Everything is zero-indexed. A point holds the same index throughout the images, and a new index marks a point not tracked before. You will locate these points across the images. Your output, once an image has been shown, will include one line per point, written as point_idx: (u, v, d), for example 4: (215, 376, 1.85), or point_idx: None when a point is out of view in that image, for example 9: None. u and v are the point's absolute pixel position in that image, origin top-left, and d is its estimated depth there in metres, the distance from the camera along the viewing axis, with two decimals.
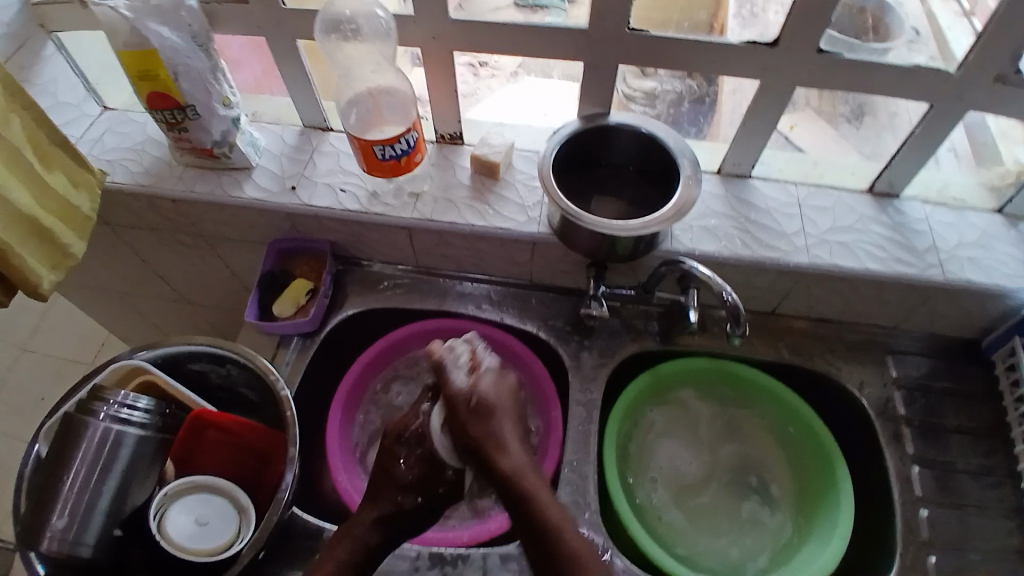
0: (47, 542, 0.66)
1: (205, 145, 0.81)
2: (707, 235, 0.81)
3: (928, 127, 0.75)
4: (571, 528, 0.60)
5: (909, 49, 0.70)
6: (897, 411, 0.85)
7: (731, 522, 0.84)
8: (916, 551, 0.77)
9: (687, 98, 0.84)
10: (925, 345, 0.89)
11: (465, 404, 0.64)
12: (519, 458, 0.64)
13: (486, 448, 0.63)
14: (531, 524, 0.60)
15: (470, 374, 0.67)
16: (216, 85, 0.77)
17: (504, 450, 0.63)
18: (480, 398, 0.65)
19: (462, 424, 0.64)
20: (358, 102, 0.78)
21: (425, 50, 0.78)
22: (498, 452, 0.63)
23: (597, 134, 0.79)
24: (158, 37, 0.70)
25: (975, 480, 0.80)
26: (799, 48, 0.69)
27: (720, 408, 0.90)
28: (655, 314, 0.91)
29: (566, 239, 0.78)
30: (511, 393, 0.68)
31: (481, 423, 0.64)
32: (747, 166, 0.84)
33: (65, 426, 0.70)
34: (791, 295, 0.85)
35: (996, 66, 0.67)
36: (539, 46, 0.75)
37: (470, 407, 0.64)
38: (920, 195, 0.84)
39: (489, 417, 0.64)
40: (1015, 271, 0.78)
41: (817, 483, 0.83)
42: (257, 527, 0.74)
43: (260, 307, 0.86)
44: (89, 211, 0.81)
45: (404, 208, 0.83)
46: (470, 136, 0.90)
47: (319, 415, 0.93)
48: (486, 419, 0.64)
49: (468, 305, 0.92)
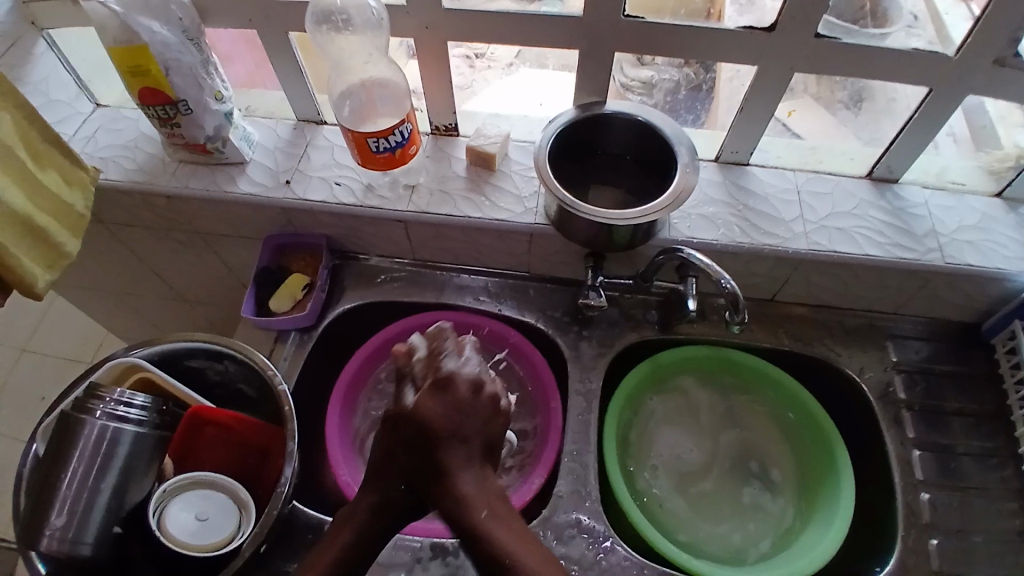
0: (47, 541, 0.65)
1: (198, 141, 0.80)
2: (705, 223, 0.80)
3: (927, 110, 0.75)
4: (529, 563, 0.50)
5: (906, 34, 0.70)
6: (897, 395, 0.85)
7: (733, 508, 0.84)
8: (918, 535, 0.77)
9: (684, 86, 0.84)
10: (924, 330, 0.89)
11: (404, 429, 0.56)
12: (467, 486, 0.54)
13: (430, 481, 0.54)
14: (485, 564, 0.51)
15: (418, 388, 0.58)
16: (208, 79, 0.76)
17: (449, 481, 0.54)
18: (419, 422, 0.55)
19: (401, 452, 0.56)
20: (350, 94, 0.77)
21: (418, 40, 0.77)
22: (446, 483, 0.54)
23: (593, 123, 0.78)
24: (148, 31, 0.68)
25: (977, 463, 0.81)
26: (797, 33, 0.69)
27: (721, 395, 0.90)
28: (654, 303, 0.91)
29: (563, 229, 0.77)
30: (461, 402, 0.57)
31: (421, 452, 0.55)
32: (745, 152, 0.84)
33: (61, 424, 0.69)
34: (790, 281, 0.85)
35: (996, 48, 0.67)
36: (534, 34, 0.74)
37: (415, 432, 0.56)
38: (918, 180, 0.84)
39: (431, 445, 0.55)
40: (1015, 254, 0.78)
41: (817, 468, 0.84)
42: (257, 521, 0.74)
43: (256, 302, 0.86)
44: (83, 209, 0.81)
45: (400, 201, 0.82)
46: (465, 127, 0.89)
47: (319, 410, 0.93)
48: (428, 446, 0.55)
49: (466, 297, 0.92)
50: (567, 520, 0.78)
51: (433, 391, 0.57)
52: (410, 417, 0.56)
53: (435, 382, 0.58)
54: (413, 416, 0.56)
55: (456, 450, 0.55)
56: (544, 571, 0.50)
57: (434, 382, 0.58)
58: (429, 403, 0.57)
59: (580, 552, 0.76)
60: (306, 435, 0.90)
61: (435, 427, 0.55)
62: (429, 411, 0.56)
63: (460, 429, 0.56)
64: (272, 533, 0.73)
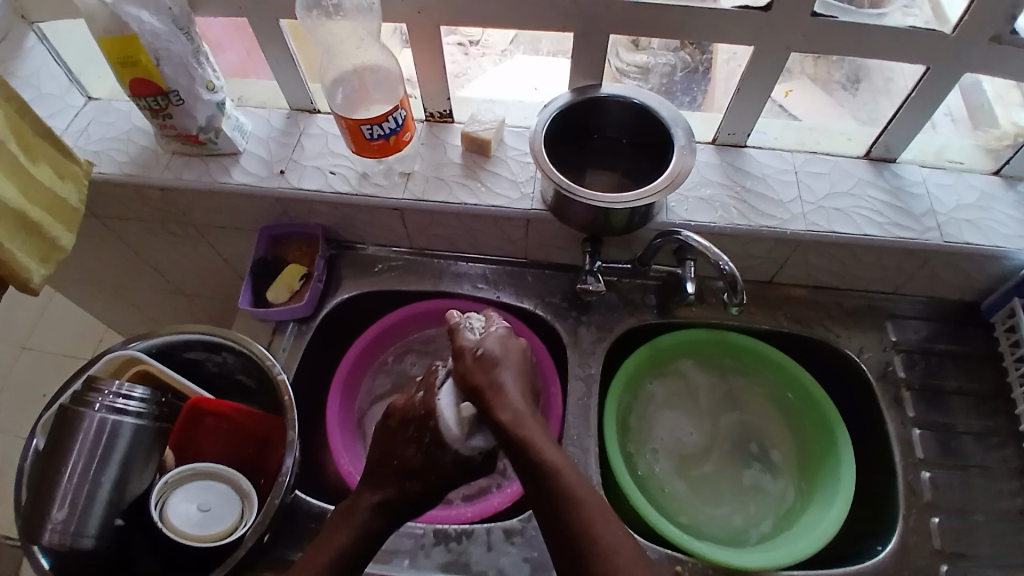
0: (49, 534, 0.65)
1: (191, 131, 0.80)
2: (702, 205, 0.80)
3: (924, 89, 0.74)
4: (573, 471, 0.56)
5: (903, 13, 0.69)
6: (897, 375, 0.85)
7: (734, 489, 0.85)
8: (919, 513, 0.78)
9: (680, 68, 0.84)
10: (923, 310, 0.89)
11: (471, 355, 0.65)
12: (518, 405, 0.61)
13: (487, 395, 0.62)
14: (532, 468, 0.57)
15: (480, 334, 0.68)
16: (198, 69, 0.75)
17: (504, 396, 0.61)
18: (486, 350, 0.65)
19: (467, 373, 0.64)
20: (344, 80, 0.77)
21: (410, 25, 0.76)
22: (500, 397, 0.61)
23: (589, 106, 0.78)
24: (138, 21, 0.68)
25: (977, 441, 0.81)
26: (794, 12, 0.68)
27: (720, 378, 0.90)
28: (652, 287, 0.91)
29: (561, 214, 0.77)
30: (519, 349, 0.67)
31: (485, 371, 0.64)
32: (742, 134, 0.83)
33: (60, 418, 0.69)
34: (789, 263, 0.85)
35: (994, 25, 0.66)
36: (527, 17, 0.74)
37: (478, 359, 0.64)
38: (917, 159, 0.84)
39: (493, 366, 0.64)
40: (1014, 232, 0.78)
41: (817, 448, 0.84)
42: (260, 511, 0.74)
43: (254, 293, 0.86)
44: (77, 203, 0.80)
45: (395, 189, 0.82)
46: (459, 113, 0.88)
47: (319, 400, 0.93)
48: (491, 369, 0.64)
49: (464, 285, 0.91)
50: None
51: (492, 336, 0.67)
52: (476, 346, 0.65)
53: (490, 335, 0.67)
54: (480, 346, 0.66)
55: (512, 378, 0.64)
56: (582, 485, 0.56)
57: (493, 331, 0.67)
58: (490, 344, 0.66)
59: None
60: (307, 425, 0.90)
61: (496, 358, 0.65)
62: (489, 349, 0.65)
63: (515, 364, 0.65)
64: (274, 522, 0.74)
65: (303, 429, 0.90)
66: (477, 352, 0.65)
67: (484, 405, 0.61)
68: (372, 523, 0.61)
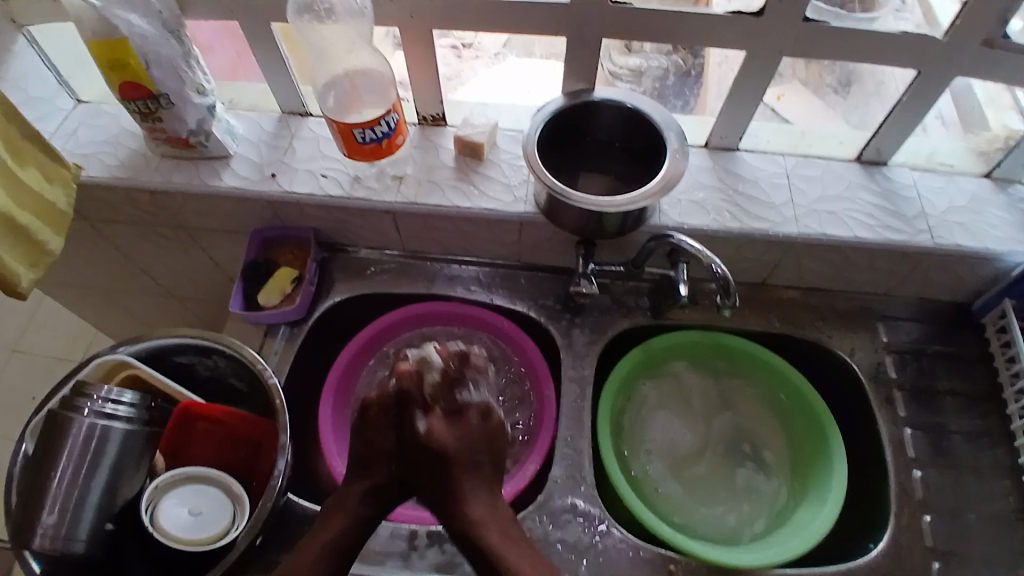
0: (39, 539, 0.65)
1: (181, 134, 0.79)
2: (695, 208, 0.80)
3: (915, 93, 0.74)
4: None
5: (894, 18, 0.70)
6: (888, 375, 0.86)
7: (727, 490, 0.85)
8: (911, 510, 0.78)
9: (673, 73, 0.84)
10: (915, 311, 0.89)
11: (421, 456, 0.62)
12: (478, 509, 0.61)
13: (446, 504, 0.61)
14: None
15: (430, 415, 0.64)
16: (188, 72, 0.74)
17: (463, 505, 0.60)
18: (435, 448, 0.62)
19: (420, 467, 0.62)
20: (335, 85, 0.76)
21: (402, 29, 0.75)
22: (459, 506, 0.61)
23: (581, 110, 0.77)
24: (126, 24, 0.67)
25: (968, 441, 0.82)
26: (786, 16, 0.68)
27: (714, 379, 0.91)
28: (646, 289, 0.91)
29: (553, 217, 0.77)
30: (474, 428, 0.64)
31: (438, 474, 0.62)
32: (733, 137, 0.83)
33: (49, 423, 0.69)
34: (782, 265, 0.85)
35: (984, 29, 0.66)
36: (519, 21, 0.73)
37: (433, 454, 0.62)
38: (908, 161, 0.84)
39: (446, 467, 0.62)
40: (1004, 234, 0.79)
41: (809, 448, 0.85)
42: (252, 514, 0.74)
43: (244, 298, 0.85)
44: (66, 206, 0.79)
45: (388, 192, 0.82)
46: (453, 117, 0.88)
47: (312, 404, 0.92)
48: (450, 468, 0.62)
49: (457, 288, 0.91)
50: (564, 504, 0.78)
51: (446, 417, 0.64)
52: (427, 444, 0.62)
53: (442, 415, 0.64)
54: (432, 440, 0.62)
55: (470, 476, 0.62)
56: None
57: (446, 410, 0.64)
58: (444, 431, 0.63)
59: (576, 535, 0.76)
60: (300, 428, 0.90)
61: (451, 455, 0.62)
62: (444, 442, 0.62)
63: (473, 458, 0.63)
64: (266, 524, 0.73)
65: (296, 431, 0.89)
66: (426, 454, 0.62)
67: (445, 515, 0.61)
68: (361, 513, 0.62)
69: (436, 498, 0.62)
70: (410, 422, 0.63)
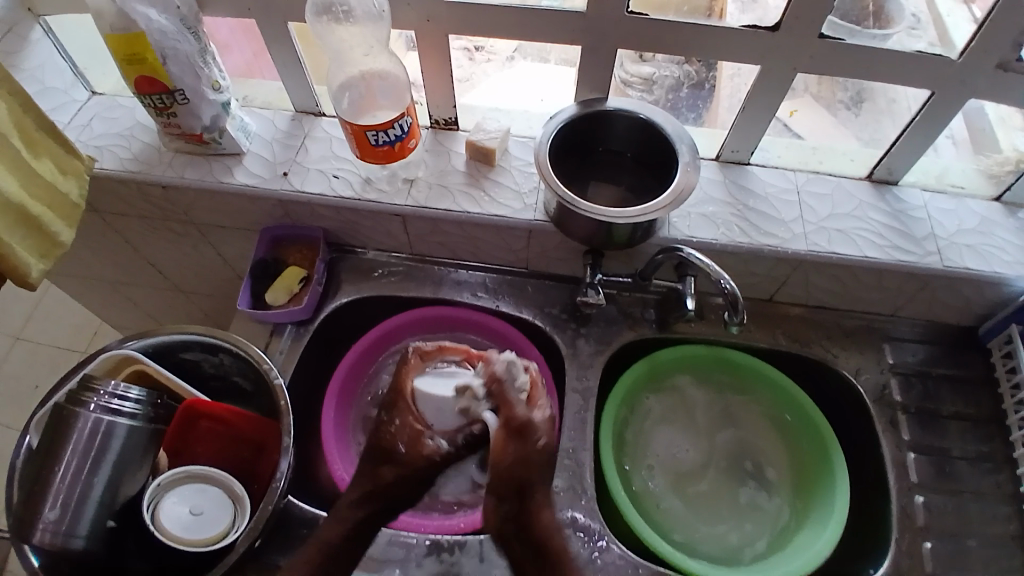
0: (40, 533, 0.65)
1: (195, 130, 0.79)
2: (705, 222, 0.80)
3: (928, 114, 0.74)
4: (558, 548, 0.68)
5: (908, 36, 0.69)
6: (893, 397, 0.85)
7: (731, 508, 0.84)
8: (912, 536, 0.77)
9: (686, 83, 0.84)
10: (921, 332, 0.89)
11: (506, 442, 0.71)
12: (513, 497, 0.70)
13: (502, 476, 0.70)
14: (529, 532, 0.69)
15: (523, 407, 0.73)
16: (205, 69, 0.75)
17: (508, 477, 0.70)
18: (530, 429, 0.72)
19: (527, 455, 0.70)
20: (350, 86, 0.76)
21: (419, 33, 0.76)
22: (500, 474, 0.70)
23: (594, 120, 0.78)
24: (146, 19, 0.68)
25: (972, 466, 0.81)
26: (801, 32, 0.68)
27: (718, 394, 0.90)
28: (652, 301, 0.91)
29: (562, 226, 0.77)
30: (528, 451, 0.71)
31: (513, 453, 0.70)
32: (745, 152, 0.83)
33: (56, 416, 0.68)
34: (789, 282, 0.85)
35: (1000, 52, 0.66)
36: (536, 29, 0.74)
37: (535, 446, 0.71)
38: (919, 182, 0.84)
39: (520, 452, 0.71)
40: (1014, 257, 0.78)
41: (814, 467, 0.84)
42: (253, 517, 0.73)
43: (251, 295, 0.86)
44: (78, 199, 0.79)
45: (398, 195, 0.82)
46: (465, 121, 0.89)
47: (315, 403, 0.92)
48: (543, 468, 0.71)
49: (463, 293, 0.91)
50: (563, 518, 0.77)
51: (543, 416, 0.73)
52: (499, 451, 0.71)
53: (527, 420, 0.72)
54: (538, 443, 0.72)
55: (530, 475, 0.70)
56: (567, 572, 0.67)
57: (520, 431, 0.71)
58: (541, 432, 0.71)
59: (574, 550, 0.76)
60: (300, 429, 0.90)
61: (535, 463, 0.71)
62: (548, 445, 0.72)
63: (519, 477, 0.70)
64: (267, 526, 0.73)
65: (297, 432, 0.89)
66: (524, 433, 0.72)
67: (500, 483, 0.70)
68: (353, 517, 0.70)
69: (530, 489, 0.70)
70: (513, 411, 0.72)
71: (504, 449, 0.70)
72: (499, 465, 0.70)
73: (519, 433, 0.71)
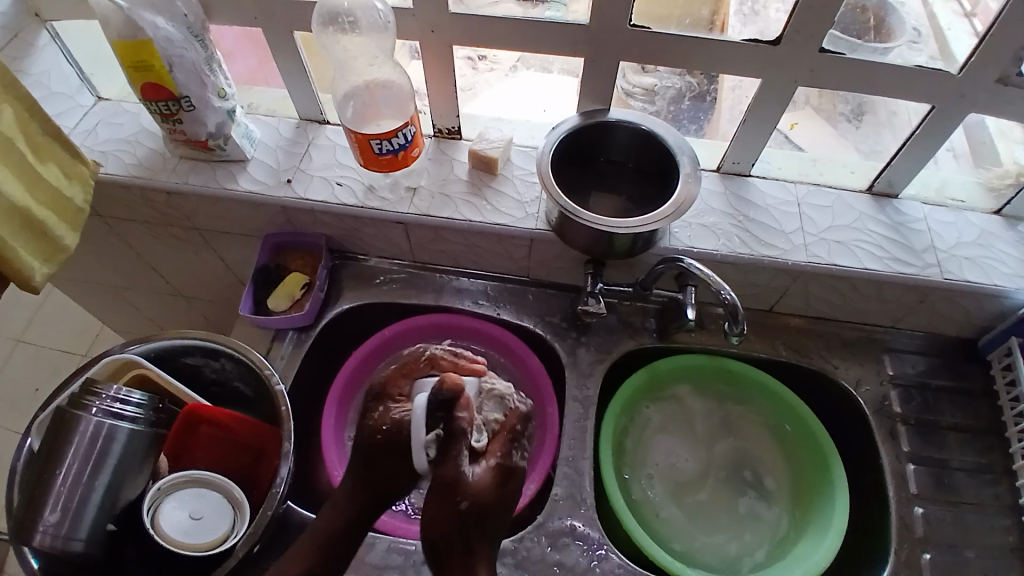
0: (40, 536, 0.65)
1: (200, 137, 0.80)
2: (705, 233, 0.81)
3: (928, 127, 0.75)
4: None
5: (910, 49, 0.70)
6: (893, 409, 0.85)
7: (729, 518, 0.84)
8: (911, 548, 0.77)
9: (688, 94, 0.84)
10: (921, 344, 0.89)
11: (445, 484, 0.60)
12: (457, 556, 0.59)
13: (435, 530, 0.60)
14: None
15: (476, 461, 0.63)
16: (210, 76, 0.76)
17: (441, 531, 0.60)
18: (466, 490, 0.60)
19: (453, 512, 0.59)
20: (354, 95, 0.77)
21: (423, 42, 0.77)
22: (433, 522, 0.60)
23: (595, 130, 0.78)
24: (152, 26, 0.68)
25: (971, 478, 0.81)
26: (801, 45, 0.69)
27: (717, 404, 0.90)
28: (652, 311, 0.91)
29: (563, 235, 0.77)
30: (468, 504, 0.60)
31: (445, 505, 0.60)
32: (746, 163, 0.84)
33: (58, 419, 0.69)
34: (789, 293, 0.85)
35: (999, 66, 0.67)
36: (539, 40, 0.74)
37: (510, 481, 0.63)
38: (918, 195, 0.85)
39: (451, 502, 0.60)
40: (1012, 270, 0.79)
41: (813, 478, 0.84)
42: (252, 523, 0.73)
43: (254, 301, 0.86)
44: (82, 203, 0.80)
45: (400, 203, 0.82)
46: (468, 131, 0.89)
47: (315, 410, 0.92)
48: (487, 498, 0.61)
49: (464, 301, 0.91)
50: (562, 527, 0.77)
51: (484, 470, 0.63)
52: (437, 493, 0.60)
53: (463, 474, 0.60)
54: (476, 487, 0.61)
55: (466, 535, 0.60)
56: None
57: (447, 483, 0.60)
58: (467, 492, 0.60)
59: (573, 559, 0.76)
60: (300, 435, 0.90)
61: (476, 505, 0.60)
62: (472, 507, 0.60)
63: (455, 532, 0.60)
64: (266, 533, 0.73)
65: (297, 438, 0.89)
66: (458, 491, 0.60)
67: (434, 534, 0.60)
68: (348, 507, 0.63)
69: (449, 550, 0.60)
70: (453, 468, 0.60)
71: (439, 501, 0.60)
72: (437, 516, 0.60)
73: (449, 490, 0.60)
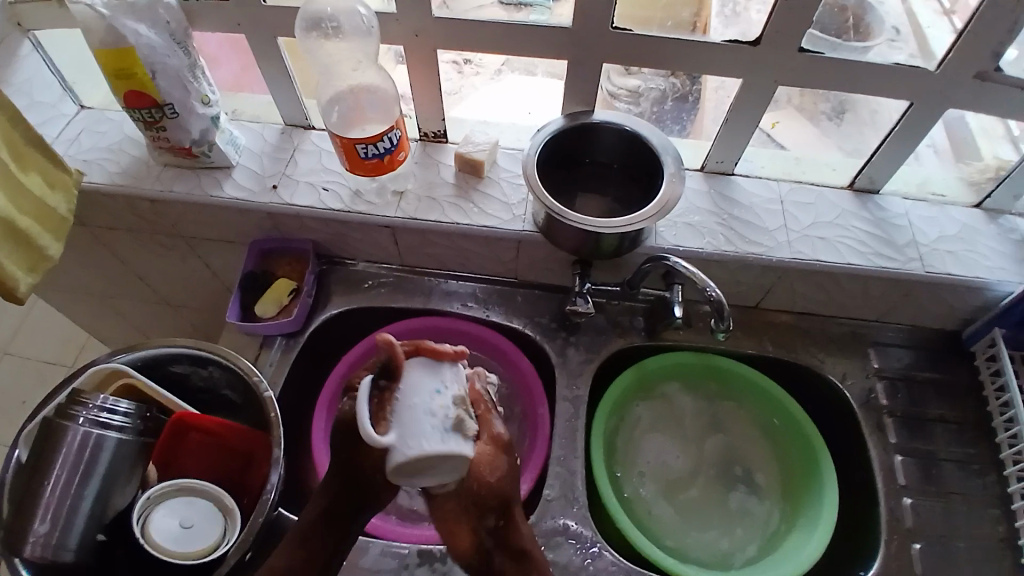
0: (30, 547, 0.64)
1: (184, 144, 0.80)
2: (691, 232, 0.81)
3: (908, 124, 0.76)
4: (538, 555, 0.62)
5: (889, 48, 0.71)
6: (880, 402, 0.86)
7: (721, 515, 0.85)
8: (901, 539, 0.78)
9: (671, 95, 0.84)
10: (906, 337, 0.90)
11: (492, 448, 0.61)
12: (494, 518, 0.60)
13: (483, 495, 0.59)
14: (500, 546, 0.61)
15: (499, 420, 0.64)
16: (193, 83, 0.75)
17: (491, 493, 0.60)
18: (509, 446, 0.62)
19: (508, 472, 0.61)
20: (340, 99, 0.77)
21: (407, 47, 0.77)
22: (482, 490, 0.59)
23: (580, 132, 0.79)
24: (135, 33, 0.68)
25: (958, 469, 0.82)
26: (782, 46, 0.70)
27: (706, 402, 0.91)
28: (640, 310, 0.92)
29: (550, 237, 0.78)
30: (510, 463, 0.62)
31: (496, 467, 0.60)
32: (730, 162, 0.85)
33: (44, 429, 0.68)
34: (775, 289, 0.86)
35: (977, 62, 0.68)
36: (523, 44, 0.75)
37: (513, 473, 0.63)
38: (900, 191, 0.86)
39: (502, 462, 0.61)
40: (994, 263, 0.80)
41: (802, 473, 0.85)
42: (243, 529, 0.73)
43: (241, 307, 0.85)
44: (66, 212, 0.79)
45: (388, 207, 0.82)
46: (453, 134, 0.89)
47: (305, 415, 0.92)
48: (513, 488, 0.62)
49: (453, 303, 0.92)
50: (556, 526, 0.78)
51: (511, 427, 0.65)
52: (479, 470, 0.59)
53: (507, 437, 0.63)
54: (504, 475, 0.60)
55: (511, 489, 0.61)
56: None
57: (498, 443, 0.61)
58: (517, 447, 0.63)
59: (568, 558, 0.76)
60: (291, 441, 0.90)
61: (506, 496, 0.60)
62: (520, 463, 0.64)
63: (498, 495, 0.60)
64: (257, 539, 0.73)
65: (288, 444, 0.89)
66: (504, 449, 0.62)
67: (478, 500, 0.59)
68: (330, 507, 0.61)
69: (507, 506, 0.61)
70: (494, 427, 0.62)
71: (487, 468, 0.59)
72: (485, 484, 0.59)
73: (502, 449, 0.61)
